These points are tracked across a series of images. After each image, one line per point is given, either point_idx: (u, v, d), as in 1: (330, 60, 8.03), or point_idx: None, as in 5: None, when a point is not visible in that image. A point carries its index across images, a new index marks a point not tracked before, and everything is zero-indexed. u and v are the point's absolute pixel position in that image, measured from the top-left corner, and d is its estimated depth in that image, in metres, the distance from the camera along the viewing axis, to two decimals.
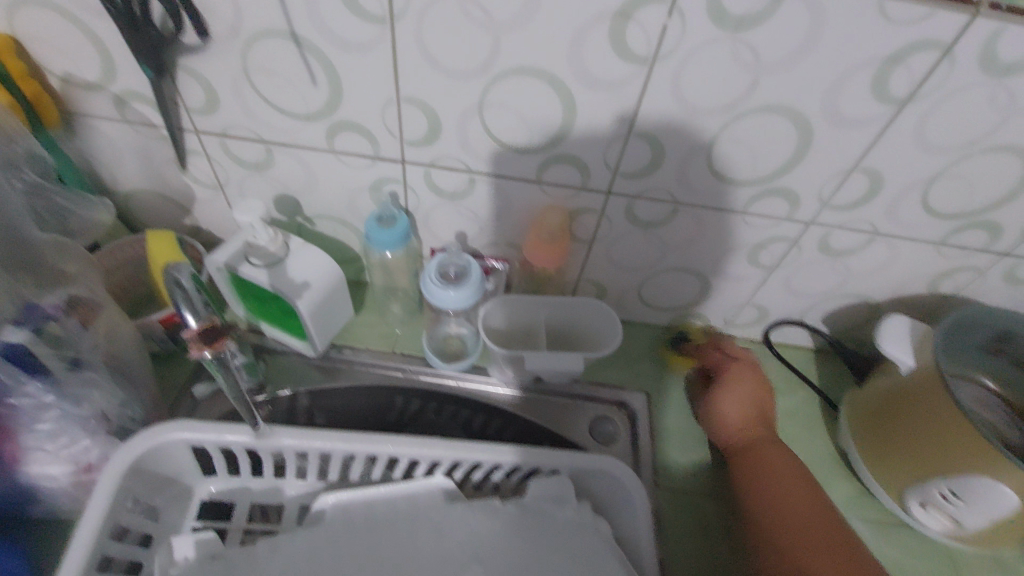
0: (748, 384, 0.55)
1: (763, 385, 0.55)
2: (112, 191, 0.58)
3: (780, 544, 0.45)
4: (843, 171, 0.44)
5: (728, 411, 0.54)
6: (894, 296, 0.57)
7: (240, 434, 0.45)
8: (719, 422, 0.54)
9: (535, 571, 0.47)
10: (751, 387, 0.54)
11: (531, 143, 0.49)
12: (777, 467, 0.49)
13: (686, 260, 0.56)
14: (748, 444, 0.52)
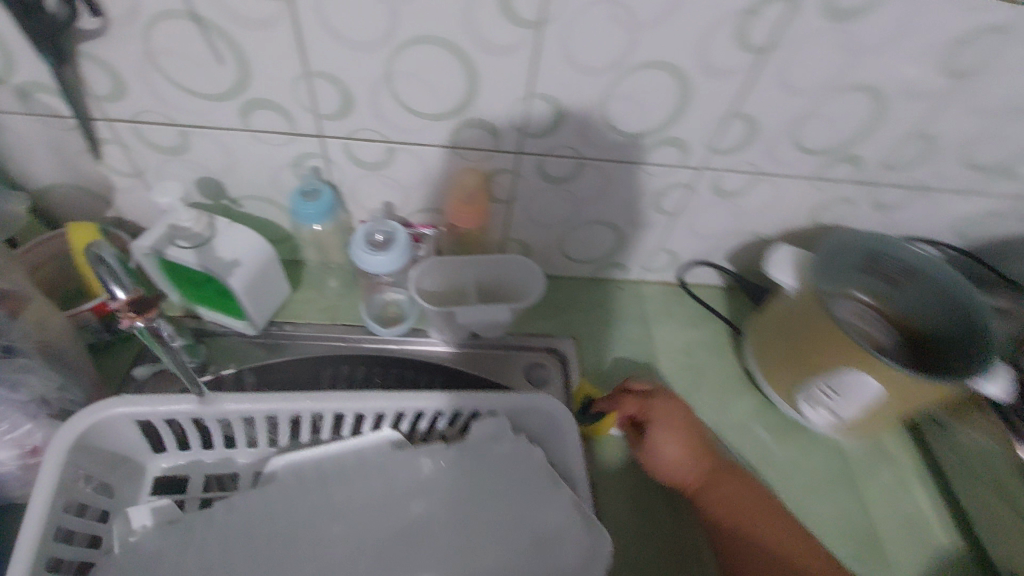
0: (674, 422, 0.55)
1: (684, 416, 0.55)
2: (26, 187, 0.57)
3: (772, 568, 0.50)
4: (724, 117, 0.52)
5: (669, 455, 0.54)
6: (783, 230, 0.66)
7: (181, 403, 0.45)
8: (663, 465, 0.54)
9: (478, 510, 0.51)
10: (684, 422, 0.55)
11: (442, 110, 0.51)
12: (734, 499, 0.53)
13: (598, 212, 0.63)
14: (699, 480, 0.54)
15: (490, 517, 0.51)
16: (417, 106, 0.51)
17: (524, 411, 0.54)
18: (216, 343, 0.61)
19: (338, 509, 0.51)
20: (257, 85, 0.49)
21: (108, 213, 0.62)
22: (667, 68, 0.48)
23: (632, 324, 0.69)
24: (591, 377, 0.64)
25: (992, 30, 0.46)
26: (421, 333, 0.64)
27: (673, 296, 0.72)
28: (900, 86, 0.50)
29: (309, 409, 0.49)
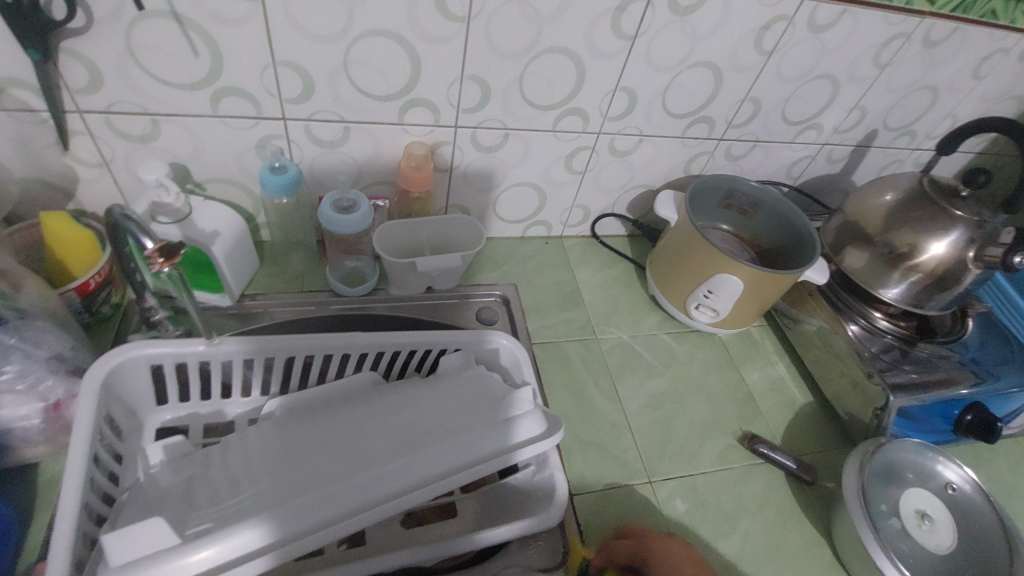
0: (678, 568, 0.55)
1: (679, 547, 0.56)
2: None
3: None
4: (611, 90, 0.68)
5: None
6: (665, 181, 0.84)
7: (194, 344, 0.53)
8: None
9: (453, 415, 0.56)
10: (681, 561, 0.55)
11: (390, 93, 0.62)
12: None
13: (522, 175, 0.76)
14: None
15: (463, 421, 0.55)
16: (370, 89, 0.61)
17: (482, 343, 0.66)
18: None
19: (326, 429, 0.56)
20: (228, 74, 0.57)
21: (69, 207, 0.65)
22: (564, 53, 0.63)
23: (558, 269, 0.84)
24: (531, 311, 0.77)
25: (782, 19, 0.65)
26: (381, 292, 0.74)
27: (588, 245, 0.88)
28: (730, 61, 0.69)
29: (303, 349, 0.58)
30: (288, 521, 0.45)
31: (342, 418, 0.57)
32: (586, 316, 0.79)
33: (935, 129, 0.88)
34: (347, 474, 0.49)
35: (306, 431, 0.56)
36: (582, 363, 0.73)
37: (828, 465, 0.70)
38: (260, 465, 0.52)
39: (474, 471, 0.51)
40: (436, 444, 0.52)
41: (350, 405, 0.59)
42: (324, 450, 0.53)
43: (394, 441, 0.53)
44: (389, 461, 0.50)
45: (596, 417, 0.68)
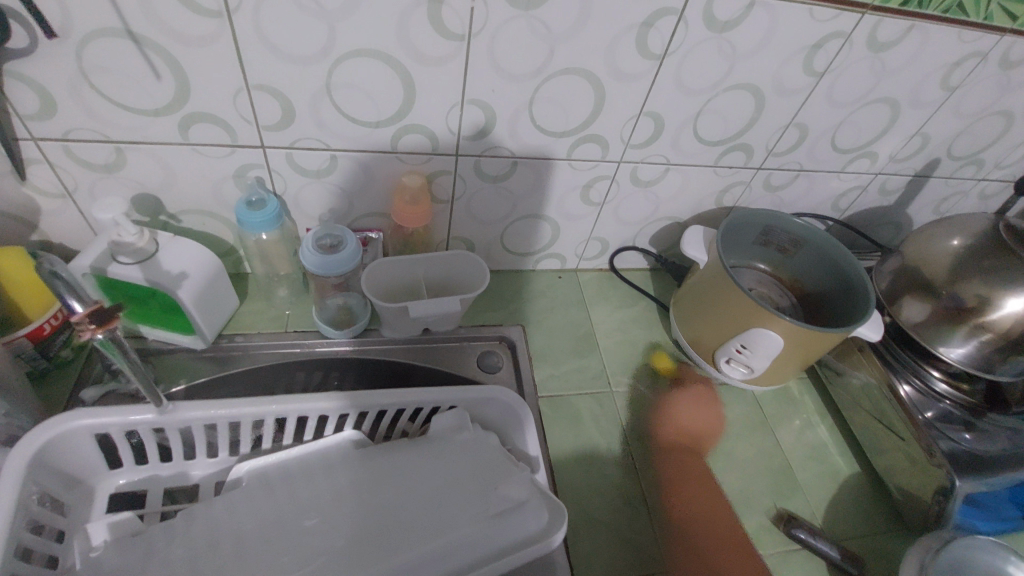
0: (705, 406, 0.69)
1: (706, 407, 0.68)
2: None
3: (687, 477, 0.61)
4: (634, 115, 0.60)
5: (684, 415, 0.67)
6: (695, 213, 0.75)
7: (144, 411, 0.46)
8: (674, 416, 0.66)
9: (443, 497, 0.49)
10: (705, 410, 0.68)
11: (380, 120, 0.55)
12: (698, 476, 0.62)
13: (532, 207, 0.68)
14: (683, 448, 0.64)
15: (456, 506, 0.48)
16: (358, 115, 0.54)
17: (481, 401, 0.58)
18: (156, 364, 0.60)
19: (349, 489, 0.49)
20: (196, 99, 0.50)
21: (33, 238, 0.59)
22: (581, 74, 0.55)
23: (572, 308, 0.75)
24: (539, 358, 0.69)
25: (838, 35, 0.56)
26: (373, 333, 0.67)
27: (605, 280, 0.80)
28: (774, 83, 0.60)
29: (272, 413, 0.51)
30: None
31: (370, 473, 0.51)
32: (600, 365, 0.70)
33: (1008, 157, 0.77)
34: (374, 558, 0.44)
35: (327, 488, 0.50)
36: (595, 420, 0.65)
37: (879, 554, 0.60)
38: (275, 529, 0.47)
39: (502, 565, 0.45)
40: (464, 529, 0.46)
41: (378, 456, 0.52)
42: (347, 519, 0.47)
43: (378, 533, 0.46)
44: (383, 561, 0.44)
45: (608, 486, 0.60)
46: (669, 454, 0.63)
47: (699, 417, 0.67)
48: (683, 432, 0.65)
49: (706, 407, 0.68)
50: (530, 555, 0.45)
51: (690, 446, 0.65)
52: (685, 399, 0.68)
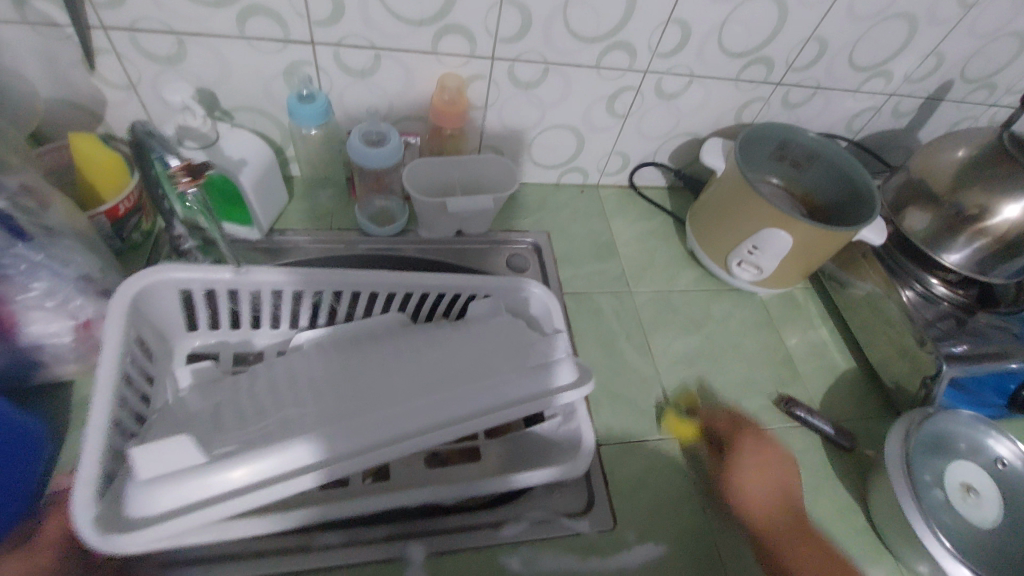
0: (766, 454, 0.60)
1: (772, 458, 0.59)
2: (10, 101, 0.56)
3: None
4: (663, 22, 0.63)
5: (749, 485, 0.57)
6: (714, 129, 0.78)
7: (221, 271, 0.52)
8: (738, 488, 0.57)
9: (478, 360, 0.55)
10: (772, 465, 0.59)
11: (423, 17, 0.58)
12: (798, 555, 0.53)
13: (560, 116, 0.72)
14: (768, 524, 0.55)
15: (488, 367, 0.54)
16: (404, 12, 0.57)
17: (513, 290, 0.64)
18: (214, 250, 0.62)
19: (338, 369, 0.55)
20: None
21: (97, 130, 0.63)
22: None
23: (594, 219, 0.80)
24: (563, 261, 0.74)
25: None
26: (410, 234, 0.71)
27: (625, 196, 0.84)
28: None
29: (329, 285, 0.56)
30: (301, 450, 0.44)
31: (354, 359, 0.56)
32: (620, 269, 0.75)
33: (1018, 82, 0.80)
34: (349, 416, 0.48)
35: (326, 368, 0.55)
36: (615, 313, 0.70)
37: (868, 433, 0.66)
38: (287, 393, 0.52)
39: (482, 422, 0.50)
40: (435, 396, 0.50)
41: (365, 346, 0.58)
42: (330, 392, 0.52)
43: (419, 385, 0.52)
44: (422, 399, 0.50)
45: (627, 372, 0.66)
46: (771, 545, 0.54)
47: (767, 476, 0.58)
48: (757, 510, 0.56)
49: (767, 459, 0.59)
50: (494, 419, 0.50)
51: (775, 522, 0.56)
52: (744, 458, 0.58)
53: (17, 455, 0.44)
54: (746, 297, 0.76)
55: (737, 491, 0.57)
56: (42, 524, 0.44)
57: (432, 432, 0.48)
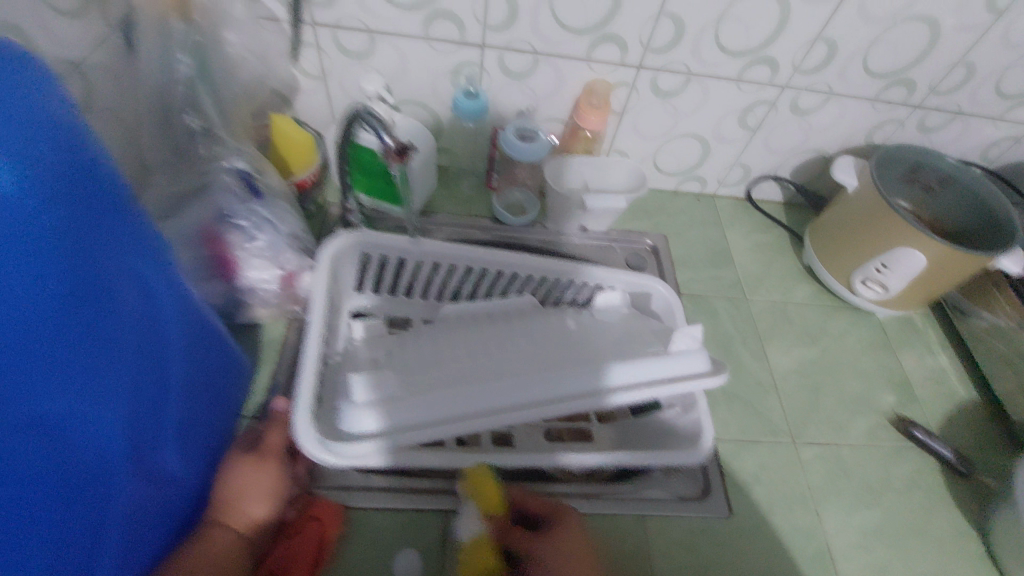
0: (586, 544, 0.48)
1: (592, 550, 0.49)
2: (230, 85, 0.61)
3: None
4: (811, 40, 0.65)
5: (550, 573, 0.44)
6: (842, 147, 0.79)
7: (399, 239, 0.60)
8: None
9: (586, 347, 0.59)
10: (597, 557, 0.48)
11: (586, 26, 0.63)
12: None
13: (692, 125, 0.75)
14: None
15: (583, 356, 0.57)
16: (569, 21, 0.63)
17: (640, 286, 0.68)
18: (377, 226, 0.70)
19: (451, 347, 0.59)
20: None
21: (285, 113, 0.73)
22: None
23: (710, 227, 0.82)
24: (680, 264, 0.77)
25: None
26: (539, 227, 0.76)
27: (741, 207, 0.86)
28: (954, 15, 0.63)
29: (482, 261, 0.63)
30: (362, 417, 0.48)
31: (466, 338, 0.60)
32: (735, 276, 0.77)
33: None
34: (420, 390, 0.50)
35: (435, 342, 0.60)
36: (731, 318, 0.73)
37: (988, 462, 0.65)
38: (440, 351, 0.58)
39: (545, 411, 0.52)
40: (504, 380, 0.52)
41: (475, 329, 0.61)
42: (441, 366, 0.55)
43: (488, 370, 0.54)
44: (489, 383, 0.52)
45: (742, 374, 0.68)
46: None
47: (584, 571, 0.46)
48: None
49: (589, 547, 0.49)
50: (555, 411, 0.52)
51: None
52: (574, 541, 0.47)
53: (233, 377, 0.52)
54: (862, 317, 0.76)
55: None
56: (264, 432, 0.52)
57: (523, 411, 0.51)
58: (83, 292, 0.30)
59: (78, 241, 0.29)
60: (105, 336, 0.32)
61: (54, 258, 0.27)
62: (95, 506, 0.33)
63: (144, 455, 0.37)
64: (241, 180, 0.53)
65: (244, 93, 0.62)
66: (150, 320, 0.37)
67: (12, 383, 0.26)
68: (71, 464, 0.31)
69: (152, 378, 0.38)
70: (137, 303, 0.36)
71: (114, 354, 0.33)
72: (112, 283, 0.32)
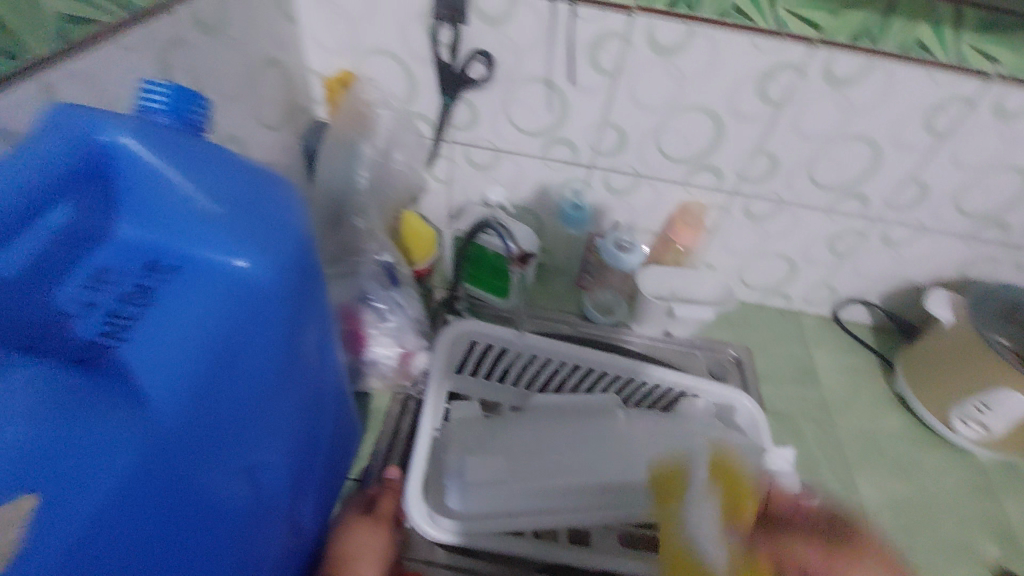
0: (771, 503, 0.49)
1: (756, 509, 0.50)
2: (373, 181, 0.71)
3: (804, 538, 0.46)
4: (903, 181, 0.69)
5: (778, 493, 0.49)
6: (935, 278, 0.80)
7: (505, 331, 0.66)
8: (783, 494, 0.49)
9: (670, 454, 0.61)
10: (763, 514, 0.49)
11: (686, 157, 0.71)
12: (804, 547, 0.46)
13: (780, 247, 0.80)
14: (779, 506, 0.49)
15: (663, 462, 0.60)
16: (672, 152, 0.71)
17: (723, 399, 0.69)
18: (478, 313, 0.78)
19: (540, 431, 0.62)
20: (566, 127, 0.70)
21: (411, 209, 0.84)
22: (865, 140, 0.66)
23: (795, 344, 0.84)
24: (764, 377, 0.78)
25: None
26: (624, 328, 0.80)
27: (826, 326, 0.87)
28: None
29: (576, 358, 0.68)
30: (451, 498, 0.56)
31: (553, 428, 0.63)
32: (821, 397, 0.77)
33: None
34: (503, 478, 0.58)
35: (527, 428, 0.63)
36: (815, 440, 0.72)
37: None
38: (531, 438, 0.62)
39: (611, 517, 0.56)
40: (577, 480, 0.58)
41: (561, 420, 0.65)
42: (534, 453, 0.60)
43: (568, 463, 0.59)
44: (563, 479, 0.58)
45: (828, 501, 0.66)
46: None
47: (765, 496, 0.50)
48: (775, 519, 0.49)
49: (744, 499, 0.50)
50: (619, 516, 0.56)
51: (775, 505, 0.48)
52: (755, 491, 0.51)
53: (351, 441, 0.57)
54: (961, 455, 0.73)
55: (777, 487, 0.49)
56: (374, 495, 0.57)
57: (589, 513, 0.56)
58: (295, 362, 0.37)
59: (293, 322, 0.35)
60: (296, 400, 0.39)
61: (280, 333, 0.34)
62: (256, 548, 0.38)
63: (290, 507, 0.42)
64: (385, 270, 0.63)
65: (389, 195, 0.74)
66: (319, 385, 0.43)
67: (228, 427, 0.32)
68: (255, 503, 0.36)
69: (312, 436, 0.44)
70: (313, 371, 0.41)
71: (293, 416, 0.38)
72: (302, 357, 0.38)
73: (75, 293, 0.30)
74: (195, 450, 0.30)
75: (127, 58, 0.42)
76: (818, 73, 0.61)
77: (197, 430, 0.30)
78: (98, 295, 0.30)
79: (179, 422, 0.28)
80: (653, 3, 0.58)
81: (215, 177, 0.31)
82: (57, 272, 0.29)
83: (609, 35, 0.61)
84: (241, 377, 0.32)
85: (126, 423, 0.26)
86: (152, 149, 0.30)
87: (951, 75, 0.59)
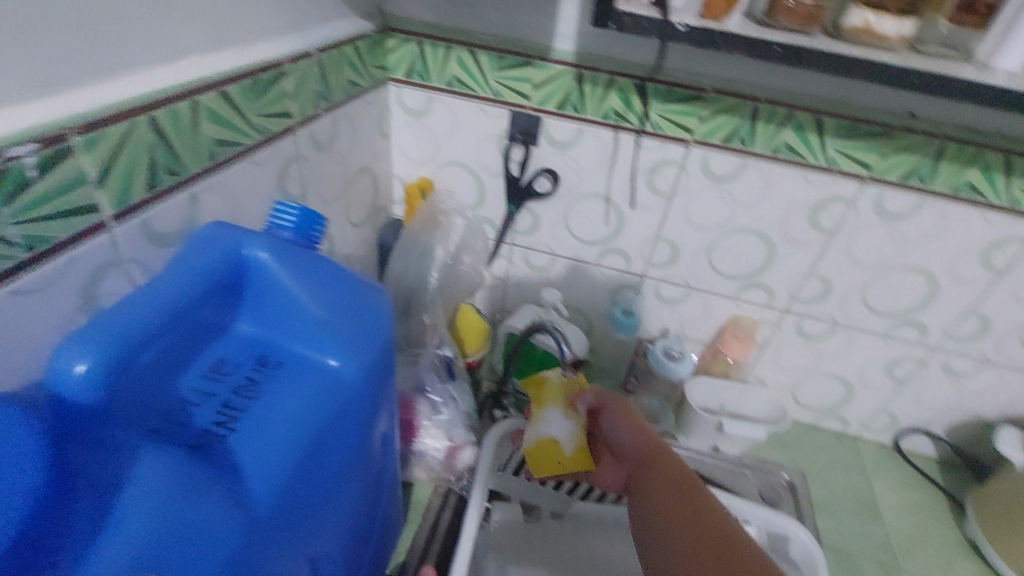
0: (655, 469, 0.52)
1: (655, 462, 0.53)
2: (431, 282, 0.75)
3: (655, 491, 0.50)
4: (962, 312, 0.69)
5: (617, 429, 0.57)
6: (1005, 415, 0.76)
7: None
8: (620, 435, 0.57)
9: None
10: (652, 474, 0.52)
11: (737, 273, 0.73)
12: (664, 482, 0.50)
13: (834, 368, 0.78)
14: (645, 454, 0.54)
15: None
16: (723, 269, 0.74)
17: (775, 528, 0.65)
18: (521, 409, 0.78)
19: (579, 543, 0.65)
20: (621, 239, 0.75)
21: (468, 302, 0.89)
22: (920, 271, 0.67)
23: (852, 472, 0.80)
24: (821, 508, 0.74)
25: None
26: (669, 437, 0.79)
27: (887, 455, 0.83)
28: None
29: None
30: None
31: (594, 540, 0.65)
32: (885, 535, 0.72)
33: None
34: None
35: (568, 537, 0.65)
36: None
37: None
38: (571, 549, 0.64)
39: None
40: None
41: (602, 533, 0.66)
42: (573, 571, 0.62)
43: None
44: None
45: None
46: (649, 470, 0.52)
47: (626, 424, 0.56)
48: (637, 442, 0.55)
49: (631, 422, 0.56)
50: None
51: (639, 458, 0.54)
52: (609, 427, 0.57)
53: (392, 535, 0.57)
54: None
55: (616, 423, 0.57)
56: None
57: None
58: (366, 456, 0.40)
59: (370, 417, 0.38)
60: (360, 489, 0.41)
61: (359, 427, 0.37)
62: None
63: None
64: (443, 365, 0.68)
65: (450, 289, 0.79)
66: (380, 476, 0.46)
67: (306, 516, 0.35)
68: None
69: (367, 525, 0.46)
70: (377, 462, 0.44)
71: (355, 505, 0.41)
72: (372, 449, 0.41)
73: (195, 384, 0.34)
74: (279, 537, 0.32)
75: (255, 171, 0.50)
76: (869, 207, 0.64)
77: (284, 519, 0.32)
78: (215, 386, 0.34)
79: (272, 508, 0.31)
80: (709, 137, 0.63)
81: (328, 288, 0.37)
82: (185, 364, 0.34)
83: (665, 162, 0.67)
84: (323, 469, 0.35)
85: (233, 510, 0.29)
86: (280, 265, 0.36)
87: (1005, 216, 0.61)
